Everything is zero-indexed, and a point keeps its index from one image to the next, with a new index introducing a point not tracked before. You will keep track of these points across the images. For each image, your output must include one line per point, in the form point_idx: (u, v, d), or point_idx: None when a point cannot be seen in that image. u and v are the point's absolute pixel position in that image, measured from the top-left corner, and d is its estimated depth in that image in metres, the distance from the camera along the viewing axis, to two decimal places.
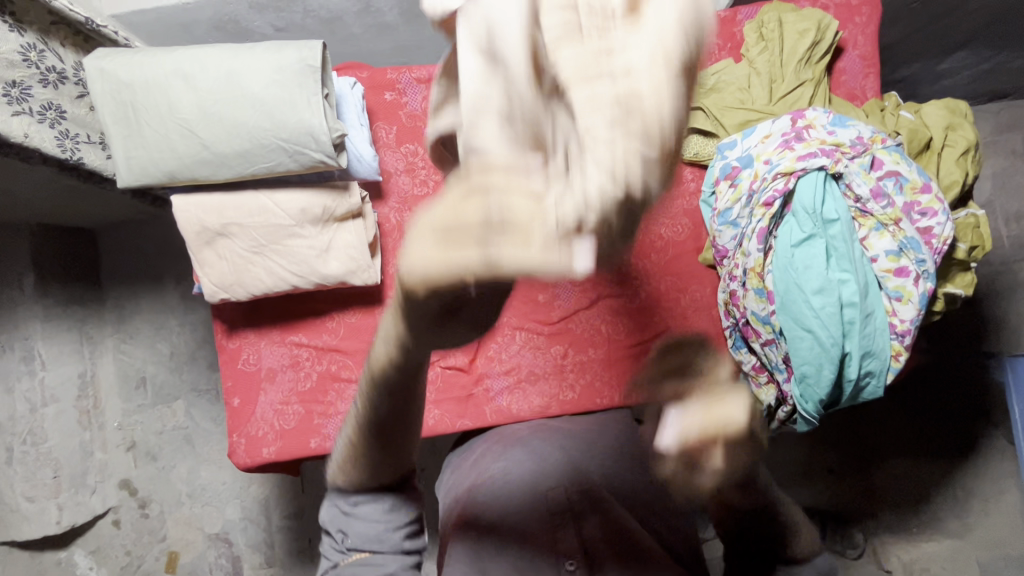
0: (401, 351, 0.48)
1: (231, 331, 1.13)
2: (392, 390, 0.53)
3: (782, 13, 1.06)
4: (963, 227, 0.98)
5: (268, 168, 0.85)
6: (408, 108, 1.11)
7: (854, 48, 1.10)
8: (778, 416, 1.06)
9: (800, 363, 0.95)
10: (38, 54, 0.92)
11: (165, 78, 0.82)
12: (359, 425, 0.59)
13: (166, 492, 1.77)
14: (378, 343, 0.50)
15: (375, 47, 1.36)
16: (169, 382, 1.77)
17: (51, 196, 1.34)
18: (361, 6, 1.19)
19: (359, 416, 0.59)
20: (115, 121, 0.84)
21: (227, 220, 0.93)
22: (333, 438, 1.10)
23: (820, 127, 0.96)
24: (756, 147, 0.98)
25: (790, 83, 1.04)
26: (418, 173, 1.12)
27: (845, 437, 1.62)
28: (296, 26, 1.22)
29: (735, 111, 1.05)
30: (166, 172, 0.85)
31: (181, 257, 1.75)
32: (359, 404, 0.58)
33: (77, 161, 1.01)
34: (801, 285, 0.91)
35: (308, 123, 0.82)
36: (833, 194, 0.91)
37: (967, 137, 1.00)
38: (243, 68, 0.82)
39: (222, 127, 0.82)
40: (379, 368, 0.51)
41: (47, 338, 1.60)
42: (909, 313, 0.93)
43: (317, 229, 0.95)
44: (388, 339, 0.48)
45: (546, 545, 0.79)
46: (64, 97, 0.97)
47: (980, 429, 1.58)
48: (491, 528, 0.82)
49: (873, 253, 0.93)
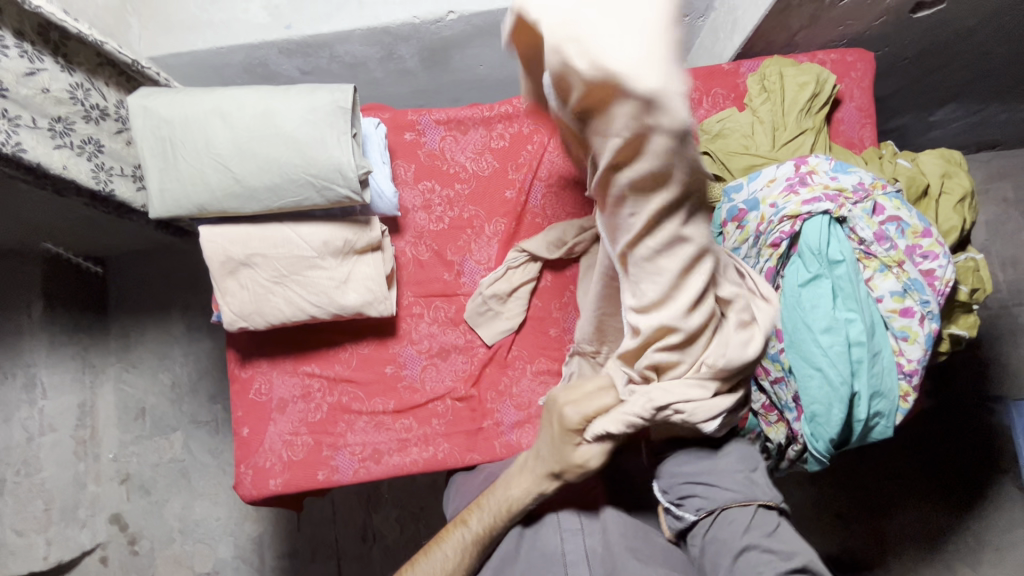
0: (524, 491, 0.88)
1: (244, 360, 1.14)
2: (493, 513, 0.90)
3: (783, 67, 1.12)
4: (964, 271, 1.02)
5: (295, 202, 0.90)
6: (428, 148, 1.16)
7: (851, 100, 1.16)
8: (787, 454, 1.07)
9: (810, 402, 0.96)
10: (84, 92, 0.97)
11: (203, 116, 0.87)
12: (475, 537, 0.90)
13: (158, 529, 1.74)
14: (512, 491, 0.89)
15: (395, 91, 1.43)
16: (169, 413, 1.75)
17: (68, 224, 1.38)
18: (384, 53, 1.26)
19: (472, 534, 0.90)
20: (153, 155, 0.88)
21: (251, 250, 0.96)
22: (340, 471, 1.10)
23: (822, 173, 1.00)
24: (762, 190, 1.02)
25: (792, 131, 1.09)
26: (435, 210, 1.15)
27: (854, 481, 1.60)
28: (321, 69, 1.29)
29: (740, 156, 1.10)
30: (198, 205, 0.89)
31: (191, 287, 1.76)
32: (471, 528, 0.90)
33: (109, 192, 1.05)
34: (809, 323, 0.95)
35: (337, 160, 0.86)
36: (838, 237, 0.95)
37: (963, 184, 1.05)
38: (279, 107, 0.86)
39: (255, 163, 0.86)
40: (506, 499, 0.89)
41: (51, 367, 1.58)
42: (916, 352, 0.95)
43: (337, 261, 0.98)
44: (521, 486, 0.89)
45: (557, 559, 0.87)
46: (104, 132, 1.03)
47: (990, 477, 1.54)
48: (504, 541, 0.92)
49: (878, 294, 0.97)
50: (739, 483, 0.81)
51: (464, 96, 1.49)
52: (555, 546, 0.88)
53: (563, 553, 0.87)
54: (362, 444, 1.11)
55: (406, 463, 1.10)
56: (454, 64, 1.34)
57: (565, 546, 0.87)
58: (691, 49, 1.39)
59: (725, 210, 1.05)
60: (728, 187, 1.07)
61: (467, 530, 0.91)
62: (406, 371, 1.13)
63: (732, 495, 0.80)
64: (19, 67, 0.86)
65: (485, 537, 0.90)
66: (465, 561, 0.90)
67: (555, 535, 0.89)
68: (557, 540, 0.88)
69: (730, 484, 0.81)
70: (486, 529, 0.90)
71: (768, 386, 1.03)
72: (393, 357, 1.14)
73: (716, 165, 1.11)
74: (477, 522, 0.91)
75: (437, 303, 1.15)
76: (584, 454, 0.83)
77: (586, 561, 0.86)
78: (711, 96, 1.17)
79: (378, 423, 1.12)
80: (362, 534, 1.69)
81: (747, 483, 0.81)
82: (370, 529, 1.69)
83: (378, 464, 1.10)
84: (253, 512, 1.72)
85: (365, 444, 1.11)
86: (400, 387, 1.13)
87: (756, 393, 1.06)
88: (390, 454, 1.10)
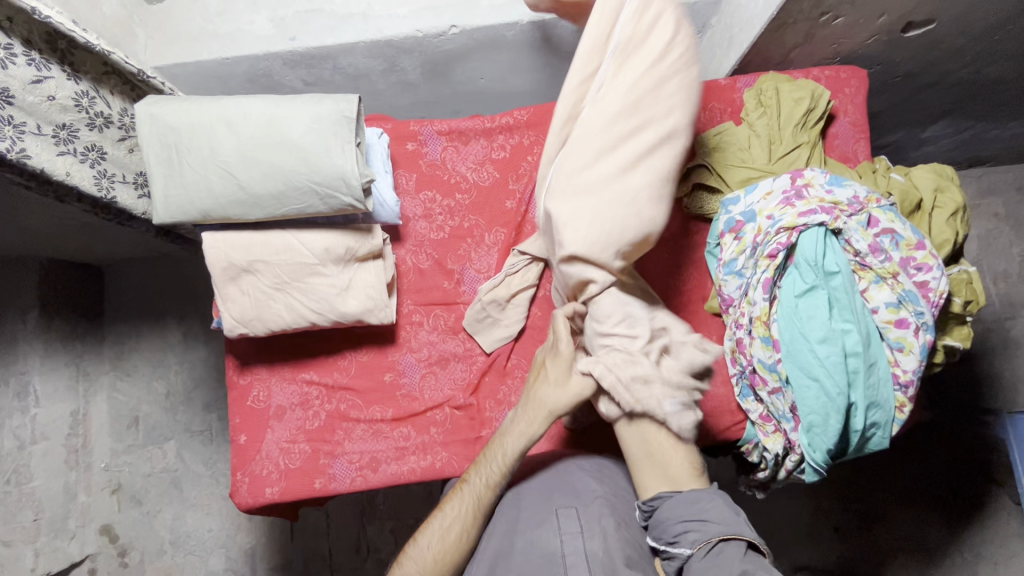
0: (525, 438, 0.92)
1: (243, 366, 1.14)
2: (492, 464, 0.93)
3: (779, 83, 1.14)
4: (957, 283, 1.03)
5: (298, 209, 0.91)
6: (429, 158, 1.17)
7: (845, 115, 1.18)
8: (785, 465, 1.07)
9: (806, 412, 0.97)
10: (89, 100, 0.98)
11: (209, 124, 0.88)
12: (478, 495, 0.92)
13: (148, 540, 1.72)
14: (509, 443, 0.93)
15: (396, 103, 1.45)
16: (163, 422, 1.74)
17: (68, 231, 1.38)
18: (387, 66, 1.28)
19: (474, 491, 0.92)
20: (158, 161, 0.89)
21: (253, 257, 0.97)
22: (337, 479, 1.09)
23: (817, 186, 1.02)
24: (758, 203, 1.04)
25: (788, 144, 1.11)
26: (435, 219, 1.16)
27: (848, 492, 1.61)
28: (324, 80, 1.30)
29: (737, 169, 1.12)
30: (201, 211, 0.90)
31: (189, 295, 1.76)
32: (474, 484, 0.93)
33: (111, 199, 1.05)
34: (806, 334, 0.96)
35: (341, 168, 0.87)
36: (833, 248, 0.97)
37: (955, 199, 1.07)
38: (284, 116, 0.87)
39: (259, 170, 0.87)
40: (504, 450, 0.93)
41: (44, 373, 1.56)
42: (910, 363, 0.96)
43: (339, 268, 0.99)
44: (520, 437, 0.92)
45: (556, 560, 0.84)
46: (107, 140, 1.03)
47: (986, 489, 1.52)
48: (498, 524, 0.93)
49: (873, 305, 0.98)
50: (727, 518, 0.82)
51: (464, 108, 1.52)
52: (554, 546, 0.86)
53: (562, 553, 0.84)
54: (360, 452, 1.10)
55: (404, 472, 1.09)
56: (455, 76, 1.36)
57: (565, 548, 0.85)
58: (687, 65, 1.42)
59: (723, 222, 1.07)
60: (725, 199, 1.08)
61: (470, 487, 0.93)
62: (405, 379, 1.13)
63: (722, 528, 0.81)
64: (26, 74, 0.87)
65: (488, 493, 0.92)
66: (467, 520, 0.91)
67: (555, 536, 0.87)
68: (556, 541, 0.86)
69: (719, 519, 0.82)
70: (488, 482, 0.92)
71: (764, 396, 1.04)
72: (392, 365, 1.14)
73: (713, 178, 1.13)
74: (480, 477, 0.93)
75: (437, 311, 1.15)
76: (579, 386, 0.92)
77: (586, 563, 0.83)
78: (709, 109, 1.18)
79: (376, 431, 1.11)
80: (356, 546, 1.67)
81: (736, 520, 0.82)
82: (364, 541, 1.68)
83: (375, 472, 1.10)
84: (246, 523, 1.70)
85: (364, 452, 1.10)
86: (399, 396, 1.13)
87: (753, 404, 1.06)
88: (387, 462, 1.10)
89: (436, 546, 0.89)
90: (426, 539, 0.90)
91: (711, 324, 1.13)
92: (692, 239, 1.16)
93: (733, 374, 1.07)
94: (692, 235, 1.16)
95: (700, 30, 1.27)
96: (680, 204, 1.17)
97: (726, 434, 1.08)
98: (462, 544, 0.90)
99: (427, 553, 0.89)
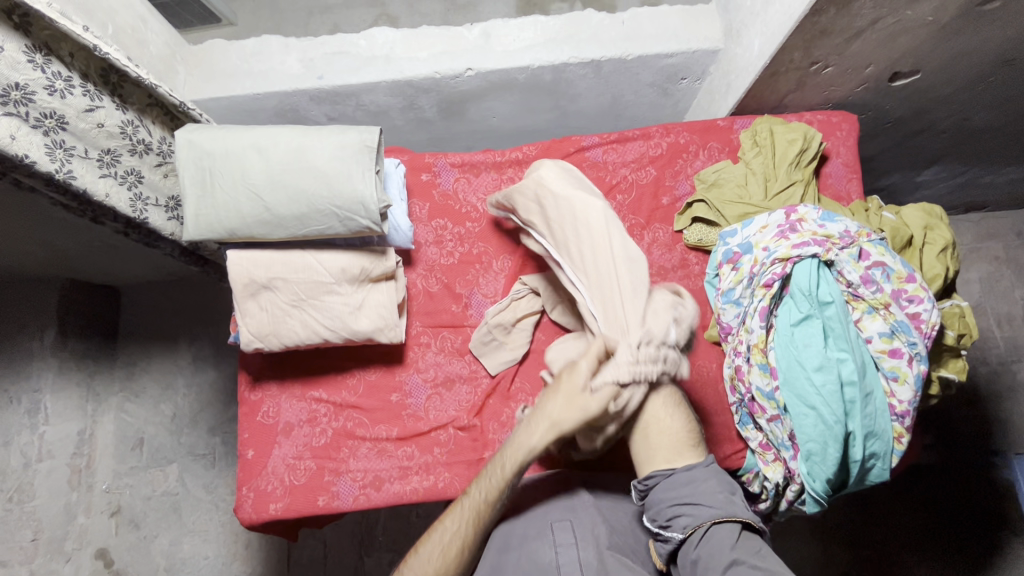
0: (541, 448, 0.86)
1: (254, 383, 1.18)
2: (496, 471, 0.88)
3: (773, 125, 1.21)
4: (950, 316, 1.07)
5: (320, 230, 0.98)
6: (441, 188, 1.24)
7: (837, 156, 1.25)
8: (786, 495, 1.07)
9: (805, 440, 0.98)
10: (133, 128, 1.06)
11: (241, 150, 0.95)
12: (477, 508, 0.88)
13: (144, 565, 1.70)
14: (517, 445, 0.87)
15: (413, 138, 1.54)
16: (167, 445, 1.76)
17: (92, 252, 1.45)
18: (406, 104, 1.37)
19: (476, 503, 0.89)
20: (192, 183, 0.95)
21: (273, 274, 1.02)
22: (341, 497, 1.11)
23: (810, 221, 1.07)
24: (755, 236, 1.09)
25: (783, 182, 1.17)
26: (446, 245, 1.22)
27: (859, 537, 1.57)
28: (346, 116, 1.40)
29: (735, 205, 1.17)
30: (228, 229, 0.96)
31: (202, 317, 1.82)
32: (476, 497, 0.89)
33: (143, 220, 1.11)
34: (802, 362, 0.98)
35: (361, 194, 0.94)
36: (826, 279, 1.01)
37: (944, 236, 1.12)
38: (310, 145, 0.95)
39: (285, 193, 0.94)
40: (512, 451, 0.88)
41: (56, 393, 1.59)
42: (906, 394, 0.99)
43: (353, 287, 1.05)
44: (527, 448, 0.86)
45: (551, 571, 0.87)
46: (145, 165, 1.10)
47: (1001, 537, 1.49)
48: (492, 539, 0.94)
49: (867, 335, 1.01)
50: (723, 502, 0.84)
51: (476, 144, 1.60)
52: (549, 557, 0.88)
53: (557, 564, 0.87)
54: (364, 470, 1.12)
55: (406, 491, 1.10)
56: (470, 115, 1.45)
57: (560, 558, 0.88)
58: (688, 108, 1.50)
59: (721, 252, 1.13)
60: (723, 232, 1.14)
61: (467, 502, 0.90)
62: (411, 400, 1.16)
63: (715, 512, 0.83)
64: (81, 103, 0.95)
65: (487, 509, 0.88)
66: (466, 536, 0.88)
67: (550, 548, 0.89)
68: (551, 553, 0.89)
69: (711, 502, 0.84)
70: (484, 498, 0.88)
71: (764, 424, 1.05)
72: (399, 385, 1.17)
73: (712, 212, 1.19)
74: (479, 491, 0.89)
75: (445, 333, 1.19)
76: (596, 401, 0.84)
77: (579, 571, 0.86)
78: (708, 148, 1.25)
79: (380, 449, 1.13)
80: None
81: (728, 502, 0.84)
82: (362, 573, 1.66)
83: (378, 491, 1.11)
84: (243, 552, 1.69)
85: (368, 470, 1.12)
86: (404, 415, 1.15)
87: (753, 432, 1.08)
88: (391, 482, 1.11)
89: (437, 559, 0.87)
90: (430, 548, 0.89)
91: (710, 352, 1.15)
92: (693, 269, 1.22)
93: (733, 403, 1.10)
94: (692, 266, 1.22)
95: (700, 76, 1.36)
96: (681, 236, 1.23)
97: (727, 462, 1.10)
98: (457, 555, 0.87)
99: (426, 561, 0.88)
